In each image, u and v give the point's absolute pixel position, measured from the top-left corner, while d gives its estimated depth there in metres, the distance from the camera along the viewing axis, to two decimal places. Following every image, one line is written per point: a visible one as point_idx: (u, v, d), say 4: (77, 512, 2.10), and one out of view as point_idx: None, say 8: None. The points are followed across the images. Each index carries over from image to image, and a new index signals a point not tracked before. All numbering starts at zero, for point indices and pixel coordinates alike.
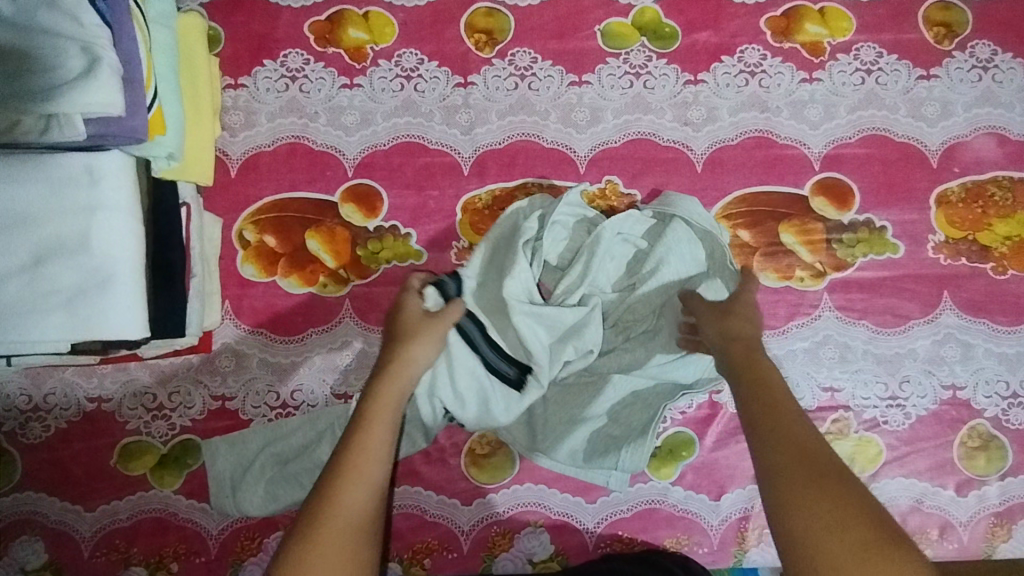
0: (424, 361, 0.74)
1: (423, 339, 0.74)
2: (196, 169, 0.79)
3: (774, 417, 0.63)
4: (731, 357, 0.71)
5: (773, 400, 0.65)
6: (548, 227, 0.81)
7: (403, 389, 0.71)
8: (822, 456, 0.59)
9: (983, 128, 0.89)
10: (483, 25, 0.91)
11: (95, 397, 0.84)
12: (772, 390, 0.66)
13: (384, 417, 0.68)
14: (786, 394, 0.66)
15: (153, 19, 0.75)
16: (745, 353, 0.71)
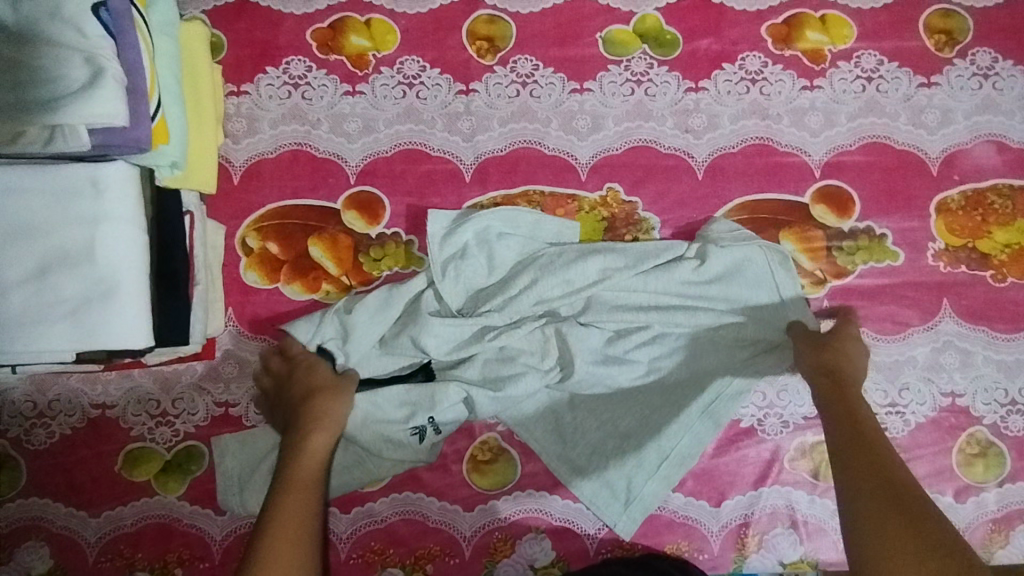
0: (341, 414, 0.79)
1: (336, 391, 0.80)
2: (200, 177, 0.80)
3: (866, 450, 0.70)
4: (821, 385, 0.78)
5: (864, 436, 0.72)
6: (452, 262, 0.85)
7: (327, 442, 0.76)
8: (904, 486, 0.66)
9: (983, 135, 0.90)
10: (485, 32, 0.91)
11: (99, 404, 0.84)
12: (868, 427, 0.73)
13: (311, 469, 0.73)
14: (880, 436, 0.72)
15: (155, 29, 0.76)
16: (840, 385, 0.78)
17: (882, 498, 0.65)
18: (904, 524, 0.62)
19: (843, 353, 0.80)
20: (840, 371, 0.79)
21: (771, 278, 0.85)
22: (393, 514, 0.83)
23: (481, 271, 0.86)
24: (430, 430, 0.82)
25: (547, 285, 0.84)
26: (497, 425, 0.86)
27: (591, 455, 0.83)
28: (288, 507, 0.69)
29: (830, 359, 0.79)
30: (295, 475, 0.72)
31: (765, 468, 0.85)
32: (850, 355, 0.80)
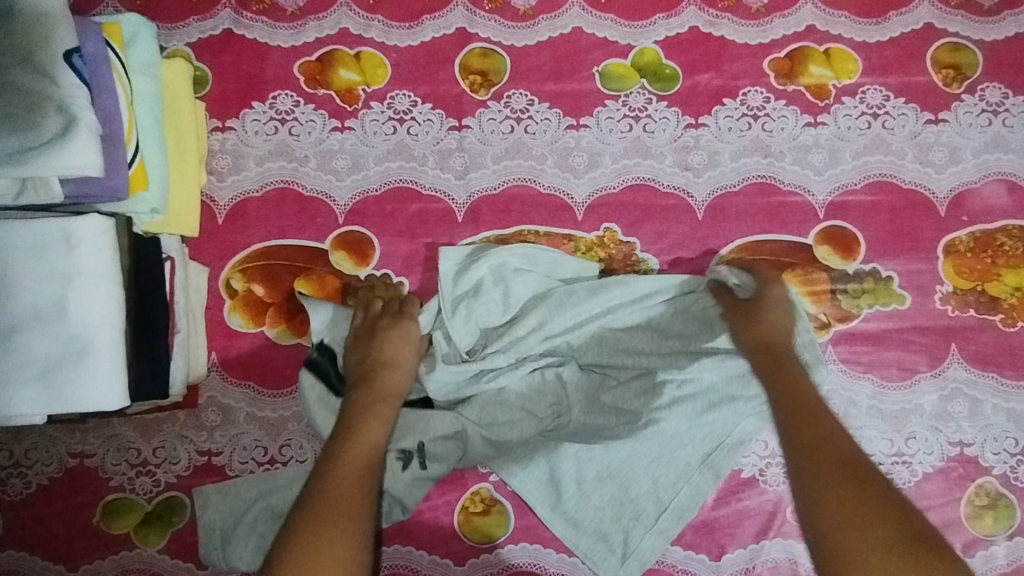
0: (406, 384, 0.78)
1: (405, 357, 0.79)
2: (182, 221, 0.77)
3: (806, 416, 0.67)
4: (764, 359, 0.75)
5: (803, 401, 0.69)
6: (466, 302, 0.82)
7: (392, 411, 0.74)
8: (846, 450, 0.63)
9: (992, 174, 0.87)
10: (478, 66, 0.88)
11: (77, 453, 0.81)
12: (805, 391, 0.70)
13: (375, 426, 0.72)
14: (818, 401, 0.69)
15: (133, 69, 0.73)
16: (777, 355, 0.75)
17: (824, 462, 0.62)
18: (849, 489, 0.59)
19: (772, 321, 0.78)
20: (775, 342, 0.76)
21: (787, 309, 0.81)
22: (382, 567, 0.81)
23: (490, 310, 0.82)
24: (416, 459, 0.79)
25: (557, 322, 0.82)
26: (490, 475, 0.83)
27: (587, 509, 0.80)
28: (346, 464, 0.67)
29: (765, 333, 0.77)
30: (358, 431, 0.71)
31: (767, 520, 0.82)
32: (783, 325, 0.78)
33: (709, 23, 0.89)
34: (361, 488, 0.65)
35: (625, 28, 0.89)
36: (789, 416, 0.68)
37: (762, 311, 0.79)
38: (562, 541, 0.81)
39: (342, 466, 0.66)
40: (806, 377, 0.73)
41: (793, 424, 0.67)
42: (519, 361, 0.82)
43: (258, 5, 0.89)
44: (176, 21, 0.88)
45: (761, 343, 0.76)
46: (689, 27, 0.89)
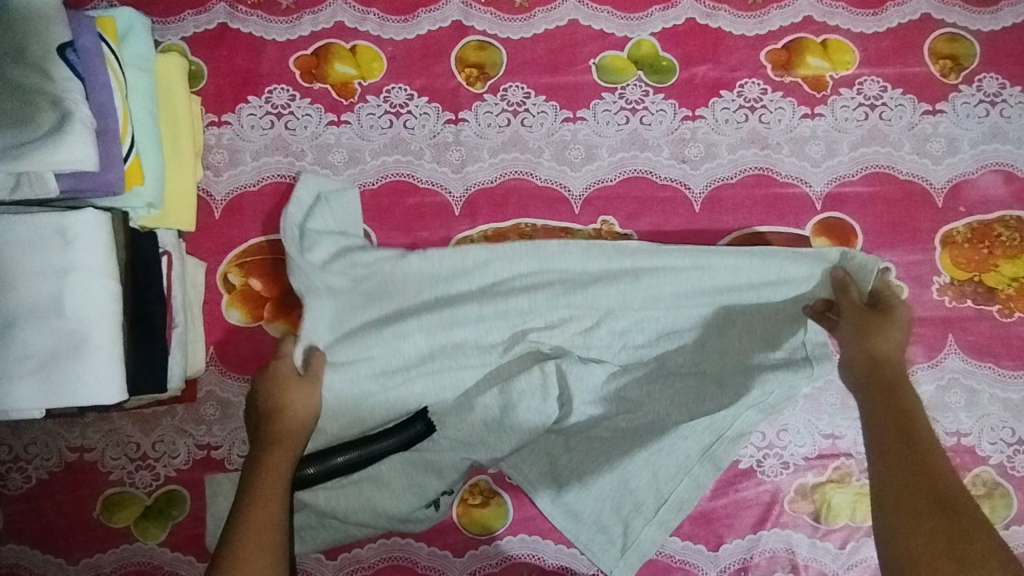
0: (305, 430, 0.74)
1: (302, 404, 0.74)
2: (178, 216, 0.77)
3: (907, 441, 0.68)
4: (869, 376, 0.74)
5: (907, 426, 0.69)
6: (424, 279, 0.81)
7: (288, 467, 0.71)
8: (948, 486, 0.64)
9: (990, 165, 0.87)
10: (474, 59, 0.88)
11: (77, 447, 0.81)
12: (910, 415, 0.70)
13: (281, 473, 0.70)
14: (926, 429, 0.69)
15: (128, 63, 0.73)
16: (885, 376, 0.73)
17: (917, 486, 0.64)
18: (933, 520, 0.61)
19: (893, 340, 0.75)
20: (889, 359, 0.74)
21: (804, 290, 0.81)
22: (381, 559, 0.81)
23: (455, 293, 0.82)
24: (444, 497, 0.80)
25: (543, 302, 0.81)
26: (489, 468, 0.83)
27: (587, 501, 0.80)
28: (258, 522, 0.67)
29: (881, 347, 0.75)
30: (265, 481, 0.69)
31: (765, 510, 0.82)
32: (896, 346, 0.75)
33: (706, 15, 0.89)
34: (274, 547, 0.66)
35: (622, 20, 0.89)
36: (889, 435, 0.69)
37: (881, 323, 0.76)
38: (561, 532, 0.81)
39: (242, 544, 0.65)
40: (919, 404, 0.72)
41: (889, 441, 0.68)
42: (504, 336, 0.81)
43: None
44: (171, 15, 0.88)
45: (874, 355, 0.74)
46: (686, 18, 0.89)
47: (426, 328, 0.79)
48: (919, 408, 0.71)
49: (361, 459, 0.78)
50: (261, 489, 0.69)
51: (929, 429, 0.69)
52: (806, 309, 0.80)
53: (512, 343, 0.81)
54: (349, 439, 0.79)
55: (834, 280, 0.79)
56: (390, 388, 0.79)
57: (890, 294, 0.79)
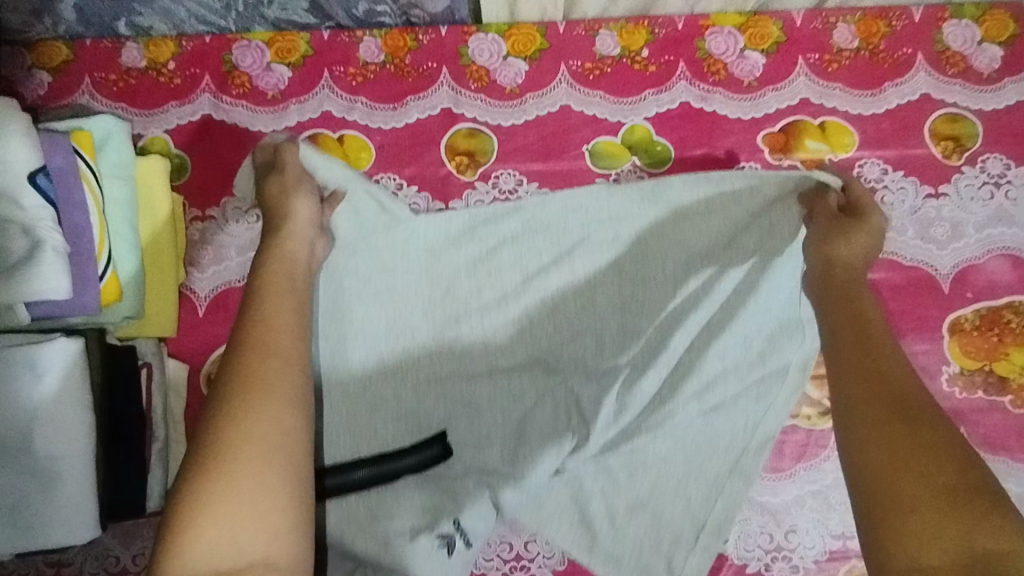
0: (309, 229, 0.74)
1: (304, 208, 0.75)
2: (161, 322, 0.75)
3: (864, 342, 0.64)
4: (828, 282, 0.72)
5: (861, 322, 0.66)
6: (414, 250, 0.82)
7: (288, 272, 0.69)
8: (904, 383, 0.59)
9: (996, 249, 0.84)
10: (464, 147, 0.86)
11: (55, 562, 0.77)
12: (866, 315, 0.67)
13: (284, 271, 0.69)
14: (885, 333, 0.65)
15: (105, 173, 0.71)
16: (841, 281, 0.71)
17: (876, 392, 0.59)
18: (891, 421, 0.56)
19: (858, 244, 0.73)
20: (851, 264, 0.73)
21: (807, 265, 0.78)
22: None
23: (447, 323, 0.81)
24: (459, 541, 0.73)
25: (532, 265, 0.82)
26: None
27: None
28: (266, 308, 0.64)
29: (844, 252, 0.73)
30: (267, 274, 0.68)
31: None
32: (868, 249, 0.74)
33: (700, 98, 0.87)
34: (286, 324, 0.63)
35: (615, 104, 0.87)
36: (848, 339, 0.65)
37: (848, 230, 0.74)
38: None
39: (249, 333, 0.61)
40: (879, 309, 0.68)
41: (846, 347, 0.64)
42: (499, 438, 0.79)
43: (238, 89, 0.87)
44: (154, 107, 0.86)
45: (838, 259, 0.73)
46: (680, 102, 0.87)
47: (428, 321, 0.81)
48: (876, 312, 0.68)
49: (377, 475, 0.75)
50: (265, 284, 0.67)
51: (885, 329, 0.66)
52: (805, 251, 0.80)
53: (512, 315, 0.81)
54: (365, 455, 0.77)
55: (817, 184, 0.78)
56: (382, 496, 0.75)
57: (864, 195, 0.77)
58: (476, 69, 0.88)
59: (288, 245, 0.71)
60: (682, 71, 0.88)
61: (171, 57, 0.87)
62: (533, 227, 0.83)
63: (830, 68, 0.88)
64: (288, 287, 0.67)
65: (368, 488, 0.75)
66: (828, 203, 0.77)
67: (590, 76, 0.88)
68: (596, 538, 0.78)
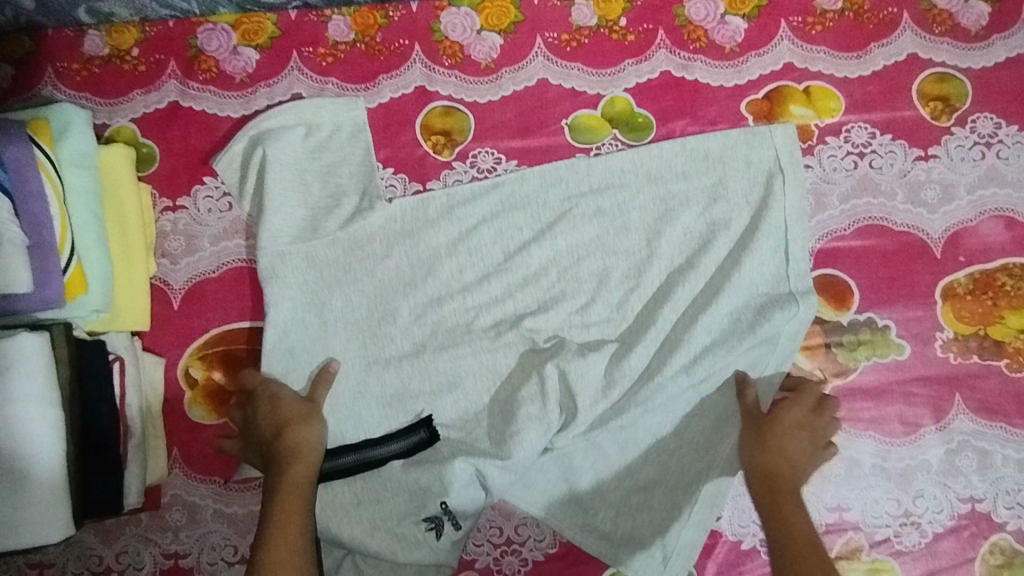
0: (322, 440, 0.73)
1: (319, 433, 0.73)
2: (133, 315, 0.73)
3: (793, 552, 0.69)
4: (762, 495, 0.73)
5: (792, 531, 0.70)
6: (393, 232, 0.80)
7: (309, 479, 0.70)
8: None
9: (989, 211, 0.82)
10: (440, 126, 0.84)
11: (35, 563, 0.75)
12: (798, 533, 0.70)
13: (297, 491, 0.69)
14: (811, 536, 0.70)
15: (65, 163, 0.69)
16: (779, 486, 0.73)
17: None
18: None
19: (786, 451, 0.74)
20: (783, 474, 0.73)
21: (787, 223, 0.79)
22: None
23: (428, 307, 0.79)
24: (447, 524, 0.73)
25: (513, 241, 0.80)
26: (477, 563, 0.77)
27: None
28: (278, 540, 0.66)
29: (771, 463, 0.74)
30: (280, 492, 0.68)
31: None
32: (796, 453, 0.74)
33: (681, 67, 0.85)
34: (297, 561, 0.66)
35: (593, 76, 0.85)
36: (784, 559, 0.69)
37: (773, 435, 0.75)
38: None
39: (264, 570, 0.65)
40: (807, 517, 0.71)
41: (784, 565, 0.68)
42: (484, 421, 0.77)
43: (205, 74, 0.84)
44: (119, 96, 0.83)
45: (767, 472, 0.73)
46: (660, 72, 0.85)
47: (410, 302, 0.78)
48: (806, 523, 0.71)
49: (359, 463, 0.75)
50: (280, 519, 0.67)
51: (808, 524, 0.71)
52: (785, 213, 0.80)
53: (493, 290, 0.79)
54: (350, 442, 0.76)
55: (736, 379, 0.78)
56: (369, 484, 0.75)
57: (801, 395, 0.77)
58: (449, 45, 0.85)
59: (304, 465, 0.70)
60: (661, 39, 0.85)
61: (135, 44, 0.85)
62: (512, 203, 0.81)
63: (814, 31, 0.85)
64: (297, 515, 0.68)
65: (355, 475, 0.75)
66: (750, 401, 0.77)
67: (567, 48, 0.85)
68: (587, 520, 0.76)
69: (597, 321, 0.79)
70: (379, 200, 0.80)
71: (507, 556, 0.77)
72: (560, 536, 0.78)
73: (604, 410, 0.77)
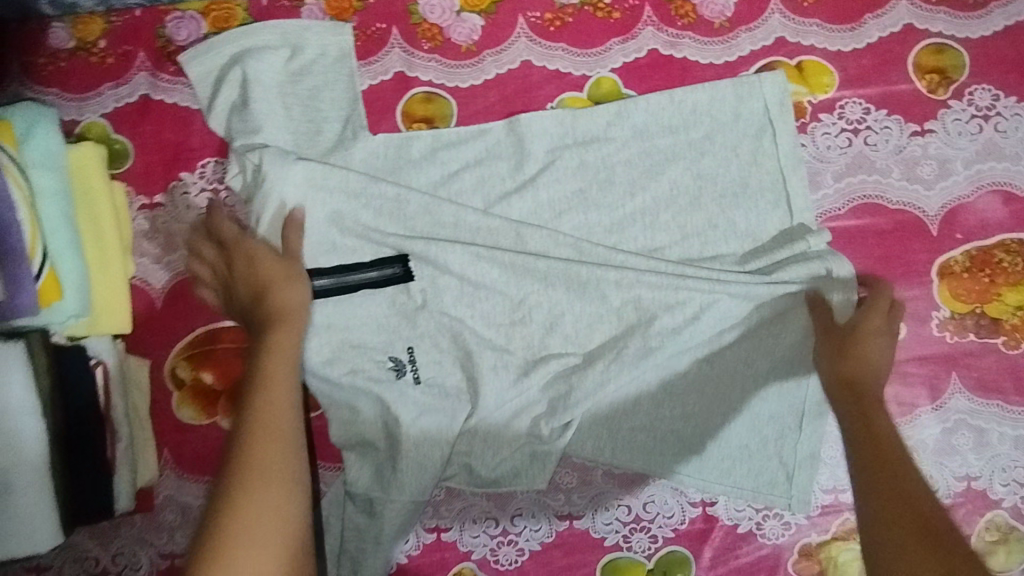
0: (307, 298, 0.69)
1: (299, 292, 0.69)
2: (113, 319, 0.72)
3: (873, 444, 0.65)
4: (842, 400, 0.71)
5: (872, 426, 0.67)
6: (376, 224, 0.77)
7: (296, 339, 0.66)
8: (914, 487, 0.60)
9: (985, 185, 0.80)
10: (422, 113, 0.82)
11: (31, 567, 0.75)
12: (877, 425, 0.67)
13: (288, 346, 0.64)
14: (895, 437, 0.66)
15: (32, 164, 0.66)
16: (861, 392, 0.71)
17: (888, 493, 0.60)
18: None
19: (868, 355, 0.72)
20: (866, 382, 0.71)
21: (774, 204, 0.79)
22: None
23: (416, 296, 0.77)
24: (409, 370, 0.76)
25: (500, 223, 0.78)
26: (474, 553, 0.77)
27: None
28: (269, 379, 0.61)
29: (853, 369, 0.72)
30: (271, 348, 0.64)
31: None
32: (876, 364, 0.72)
33: (670, 44, 0.82)
34: (289, 392, 0.60)
35: (579, 57, 0.82)
36: (862, 442, 0.66)
37: (857, 344, 0.73)
38: None
39: (258, 404, 0.58)
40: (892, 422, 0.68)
41: (861, 447, 0.66)
42: (475, 415, 0.76)
43: (176, 66, 0.81)
44: (87, 91, 0.80)
45: (848, 377, 0.72)
46: (648, 50, 0.82)
47: (396, 296, 0.77)
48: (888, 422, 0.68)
49: (335, 287, 0.76)
50: (268, 366, 0.62)
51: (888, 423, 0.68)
52: (775, 193, 0.79)
53: (481, 282, 0.77)
54: (325, 265, 0.76)
55: (806, 296, 0.76)
56: (359, 481, 0.76)
57: (874, 302, 0.75)
58: (428, 28, 0.82)
59: (291, 320, 0.66)
60: (648, 16, 0.82)
61: (101, 36, 0.81)
62: (498, 193, 0.80)
63: (806, 3, 0.82)
64: (291, 364, 0.63)
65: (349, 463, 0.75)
66: (829, 318, 0.75)
67: (550, 28, 0.82)
68: None
69: (588, 310, 0.78)
70: (362, 130, 0.80)
71: (503, 546, 0.77)
72: (556, 525, 0.78)
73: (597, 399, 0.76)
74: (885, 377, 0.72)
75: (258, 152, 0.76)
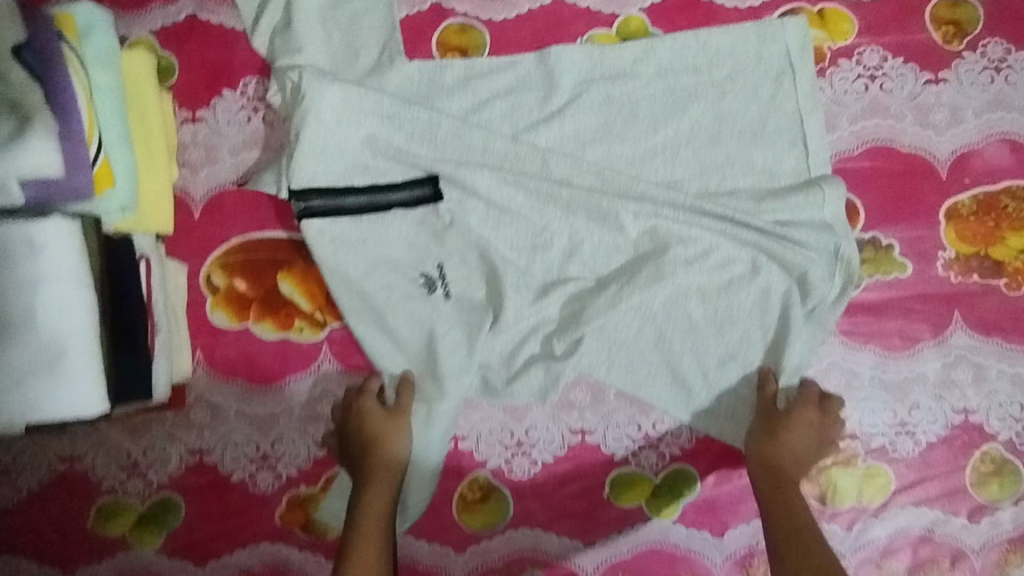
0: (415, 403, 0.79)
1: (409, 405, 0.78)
2: (157, 218, 0.75)
3: (796, 534, 0.71)
4: (763, 481, 0.76)
5: (794, 513, 0.73)
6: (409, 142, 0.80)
7: (404, 445, 0.77)
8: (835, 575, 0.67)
9: (995, 134, 0.84)
10: (456, 43, 0.85)
11: (66, 457, 0.79)
12: (793, 507, 0.73)
13: (398, 429, 0.77)
14: (810, 522, 0.72)
15: (90, 61, 0.70)
16: (780, 471, 0.76)
17: None
18: None
19: (793, 439, 0.76)
20: (788, 464, 0.76)
21: (791, 143, 0.82)
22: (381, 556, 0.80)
23: (445, 217, 0.80)
24: (439, 284, 0.80)
25: (527, 147, 0.80)
26: (489, 461, 0.81)
27: (588, 489, 0.81)
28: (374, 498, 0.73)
29: (776, 454, 0.76)
30: (383, 438, 0.76)
31: None
32: (800, 454, 0.76)
33: None
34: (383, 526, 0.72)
35: None
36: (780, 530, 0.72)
37: (784, 426, 0.77)
38: (565, 524, 0.79)
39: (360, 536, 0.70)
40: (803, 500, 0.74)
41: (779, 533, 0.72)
42: (496, 329, 0.80)
43: None
44: (138, 8, 0.84)
45: (775, 462, 0.76)
46: None
47: (425, 212, 0.80)
48: (801, 503, 0.74)
49: (367, 205, 0.79)
50: (378, 476, 0.74)
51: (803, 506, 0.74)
52: (793, 132, 0.82)
53: (507, 203, 0.80)
54: (357, 183, 0.80)
55: (758, 375, 0.79)
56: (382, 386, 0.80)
57: (808, 393, 0.78)
58: None
59: (401, 419, 0.77)
60: None
61: None
62: (527, 120, 0.83)
63: None
64: (398, 455, 0.76)
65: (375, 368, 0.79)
66: (767, 398, 0.78)
67: None
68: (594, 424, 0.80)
69: (609, 235, 0.81)
70: (400, 55, 0.83)
71: (518, 457, 0.81)
72: (569, 439, 0.81)
73: (614, 320, 0.79)
74: (803, 459, 0.77)
75: (299, 69, 0.79)
